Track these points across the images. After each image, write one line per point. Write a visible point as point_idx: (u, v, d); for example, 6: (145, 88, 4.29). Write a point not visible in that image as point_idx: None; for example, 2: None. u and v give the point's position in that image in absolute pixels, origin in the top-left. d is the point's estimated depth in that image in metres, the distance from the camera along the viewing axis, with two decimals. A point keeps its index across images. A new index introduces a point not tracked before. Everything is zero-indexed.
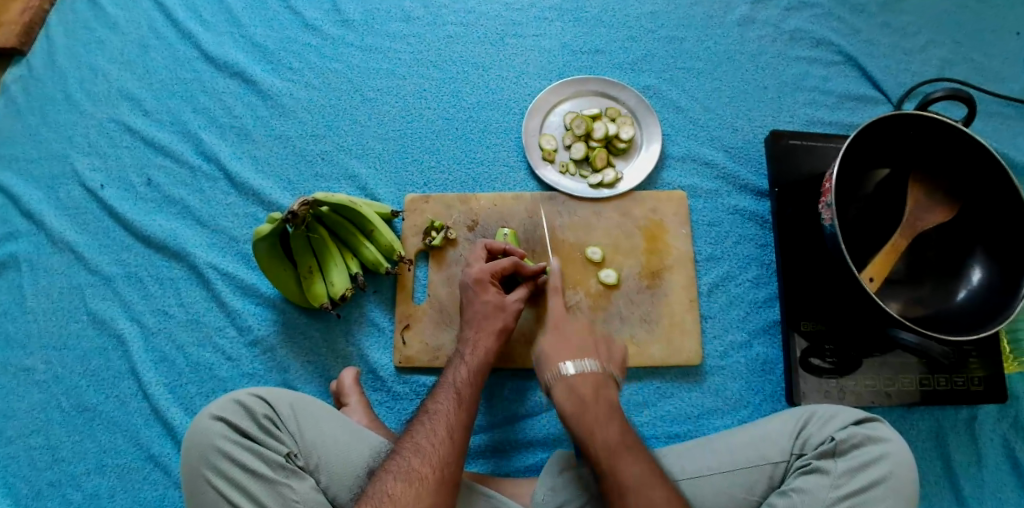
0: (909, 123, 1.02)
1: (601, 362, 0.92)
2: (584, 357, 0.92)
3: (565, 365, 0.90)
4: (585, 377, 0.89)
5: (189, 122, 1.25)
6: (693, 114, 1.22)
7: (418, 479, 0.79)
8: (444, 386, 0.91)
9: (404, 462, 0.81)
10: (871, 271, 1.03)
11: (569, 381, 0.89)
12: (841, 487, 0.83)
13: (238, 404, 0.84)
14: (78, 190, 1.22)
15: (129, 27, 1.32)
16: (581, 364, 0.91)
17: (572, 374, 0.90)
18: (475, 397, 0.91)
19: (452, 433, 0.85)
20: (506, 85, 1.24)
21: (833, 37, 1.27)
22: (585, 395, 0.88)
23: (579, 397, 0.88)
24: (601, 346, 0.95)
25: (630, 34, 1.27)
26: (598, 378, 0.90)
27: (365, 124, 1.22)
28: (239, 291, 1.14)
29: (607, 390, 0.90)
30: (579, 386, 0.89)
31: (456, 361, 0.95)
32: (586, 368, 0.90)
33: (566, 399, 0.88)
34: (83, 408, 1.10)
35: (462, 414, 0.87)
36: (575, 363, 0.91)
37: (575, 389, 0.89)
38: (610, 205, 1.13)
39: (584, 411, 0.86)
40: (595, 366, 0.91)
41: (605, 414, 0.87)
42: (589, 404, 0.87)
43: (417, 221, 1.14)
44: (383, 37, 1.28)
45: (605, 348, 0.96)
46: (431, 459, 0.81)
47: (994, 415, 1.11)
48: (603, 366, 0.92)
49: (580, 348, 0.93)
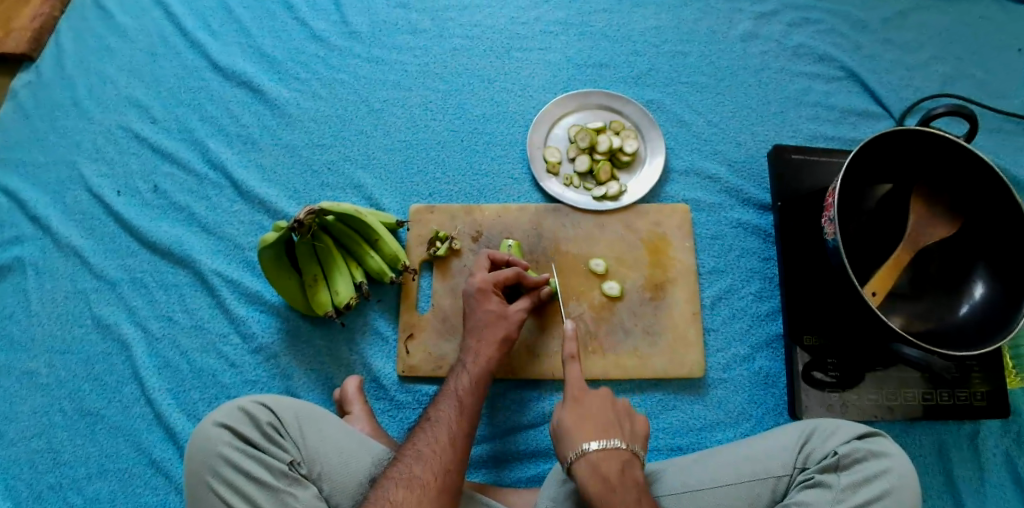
0: (910, 139, 1.03)
1: (627, 439, 0.85)
2: (609, 434, 0.84)
3: (588, 444, 0.83)
4: (610, 455, 0.82)
5: (197, 130, 1.26)
6: (696, 128, 1.23)
7: (419, 486, 0.80)
8: (446, 394, 0.92)
9: (405, 469, 0.82)
10: (874, 286, 1.03)
11: (592, 458, 0.82)
12: (843, 501, 0.83)
13: (243, 412, 0.85)
14: (85, 195, 1.24)
15: (139, 36, 1.34)
16: (606, 443, 0.83)
17: (597, 453, 0.82)
18: (476, 406, 0.91)
19: (454, 440, 0.85)
20: (512, 97, 1.25)
21: (836, 53, 1.28)
22: (610, 478, 0.81)
23: (604, 480, 0.81)
24: (625, 420, 0.87)
25: (634, 48, 1.28)
26: (624, 456, 0.83)
27: (371, 134, 1.24)
28: (244, 298, 1.15)
29: (633, 470, 0.83)
30: (605, 467, 0.82)
31: (458, 369, 0.96)
32: (610, 445, 0.83)
33: (591, 480, 0.81)
34: (86, 412, 1.11)
35: (463, 422, 0.88)
36: (599, 440, 0.83)
37: (598, 468, 0.82)
38: (614, 217, 1.14)
39: (612, 496, 0.79)
40: (620, 444, 0.83)
41: (634, 500, 0.79)
42: (616, 488, 0.80)
43: (422, 232, 1.15)
44: (391, 50, 1.29)
45: (629, 423, 0.87)
46: (432, 466, 0.82)
47: (997, 431, 1.11)
48: (629, 443, 0.84)
49: (604, 424, 0.85)
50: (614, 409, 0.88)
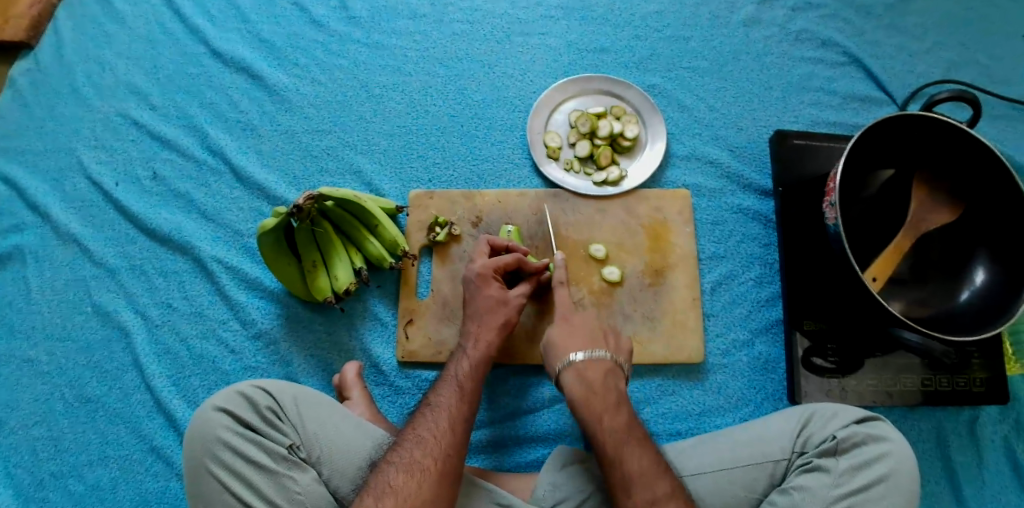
0: (913, 124, 1.02)
1: (612, 353, 0.96)
2: (593, 348, 0.96)
3: (575, 354, 0.95)
4: (593, 365, 0.93)
5: (195, 116, 1.25)
6: (698, 113, 1.22)
7: (420, 470, 0.80)
8: (446, 379, 0.92)
9: (406, 454, 0.82)
10: (875, 271, 1.03)
11: (578, 368, 0.93)
12: (842, 485, 0.84)
13: (241, 397, 0.85)
14: (84, 183, 1.23)
15: (137, 22, 1.33)
16: (593, 354, 0.94)
17: (582, 362, 0.93)
18: (477, 390, 0.91)
19: (455, 426, 0.85)
20: (512, 82, 1.24)
21: (839, 38, 1.27)
22: (593, 381, 0.91)
23: (587, 384, 0.91)
24: (610, 337, 0.99)
25: (636, 33, 1.27)
26: (607, 365, 0.94)
27: (370, 120, 1.23)
28: (243, 285, 1.14)
29: (615, 378, 0.93)
30: (589, 372, 0.92)
31: (459, 354, 0.96)
32: (594, 357, 0.94)
33: (576, 385, 0.92)
34: (87, 399, 1.11)
35: (464, 407, 0.87)
36: (585, 351, 0.94)
37: (583, 376, 0.92)
38: (614, 203, 1.14)
39: (593, 397, 0.90)
40: (605, 356, 0.95)
41: (613, 403, 0.89)
42: (598, 391, 0.90)
43: (421, 217, 1.14)
44: (390, 34, 1.28)
45: (613, 341, 0.99)
46: (432, 451, 0.82)
47: (996, 417, 1.11)
48: (613, 356, 0.96)
49: (590, 340, 0.97)
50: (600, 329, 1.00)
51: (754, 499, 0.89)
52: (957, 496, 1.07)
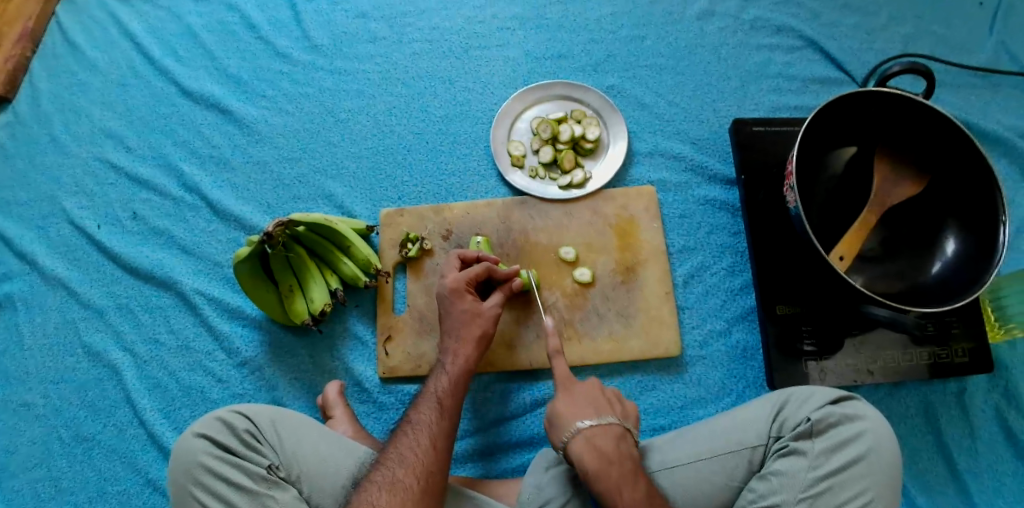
0: (868, 101, 1.03)
1: (618, 417, 0.88)
2: (599, 410, 0.88)
3: (581, 421, 0.86)
4: (603, 431, 0.85)
5: (170, 155, 1.28)
6: (658, 110, 1.24)
7: (403, 489, 0.80)
8: (426, 396, 0.93)
9: (388, 473, 0.82)
10: (841, 250, 1.04)
11: (588, 436, 0.84)
12: (819, 468, 0.84)
13: (219, 421, 0.87)
14: (68, 227, 1.26)
15: (109, 68, 1.36)
16: (600, 420, 0.86)
17: (591, 428, 0.85)
18: (457, 407, 0.92)
19: (436, 442, 0.86)
20: (473, 96, 1.27)
21: (794, 23, 1.28)
22: (607, 452, 0.83)
23: (602, 454, 0.83)
24: (615, 402, 0.91)
25: (591, 37, 1.29)
26: (617, 431, 0.86)
27: (338, 144, 1.26)
28: (226, 315, 1.16)
29: (627, 445, 0.86)
30: (601, 441, 0.84)
31: (438, 371, 0.97)
32: (603, 422, 0.86)
33: (589, 455, 0.83)
34: (82, 438, 1.13)
35: (444, 424, 0.89)
36: (592, 417, 0.86)
37: (594, 443, 0.84)
38: (581, 204, 1.15)
39: (609, 468, 0.81)
40: (611, 419, 0.87)
41: (630, 472, 0.82)
42: (613, 460, 0.82)
43: (393, 235, 1.16)
44: (352, 59, 1.31)
45: (619, 405, 0.92)
46: (414, 469, 0.82)
47: (984, 386, 1.10)
48: (620, 420, 0.88)
49: (596, 403, 0.89)
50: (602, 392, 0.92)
51: (735, 487, 0.89)
52: (951, 468, 1.06)
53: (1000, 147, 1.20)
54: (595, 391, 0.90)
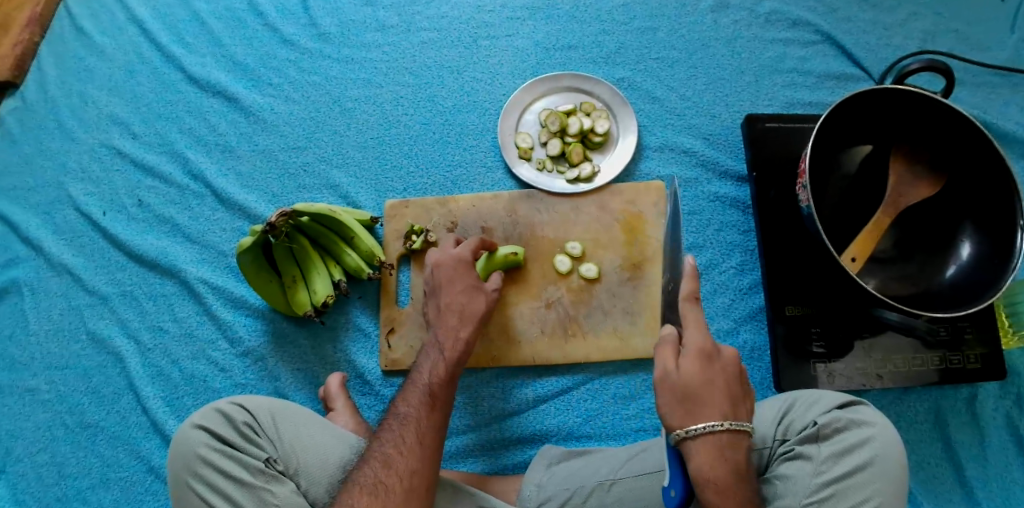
0: (885, 98, 1.00)
1: (748, 418, 0.71)
2: (734, 413, 0.69)
3: (717, 423, 0.67)
4: (738, 440, 0.68)
5: (176, 142, 1.27)
6: (669, 104, 1.22)
7: (384, 490, 0.78)
8: (416, 387, 0.90)
9: (370, 473, 0.80)
10: (854, 250, 1.01)
11: (719, 445, 0.67)
12: (824, 473, 0.82)
13: (219, 413, 0.86)
14: (74, 213, 1.25)
15: (116, 54, 1.35)
16: (738, 424, 0.68)
17: (727, 435, 0.67)
18: (448, 398, 0.89)
19: (422, 439, 0.83)
20: (482, 86, 1.25)
21: (810, 17, 1.25)
22: (733, 462, 0.67)
23: (733, 466, 0.67)
24: (745, 395, 0.73)
25: (602, 27, 1.27)
26: (749, 436, 0.69)
27: (344, 133, 1.24)
28: (229, 304, 1.16)
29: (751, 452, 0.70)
30: (734, 451, 0.68)
31: (431, 358, 0.93)
32: (742, 428, 0.69)
33: (720, 468, 0.66)
34: (85, 424, 1.13)
35: (432, 419, 0.86)
36: (730, 420, 0.68)
37: (722, 456, 0.67)
38: (588, 199, 1.13)
39: (740, 486, 0.67)
40: (748, 426, 0.70)
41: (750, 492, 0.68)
42: (743, 476, 0.68)
43: (398, 227, 1.15)
44: (359, 47, 1.29)
45: (745, 393, 0.73)
46: (398, 469, 0.80)
47: (996, 393, 1.08)
48: (750, 422, 0.70)
49: (732, 400, 0.70)
50: (737, 381, 0.73)
51: None
52: (959, 476, 1.05)
53: (1020, 148, 1.17)
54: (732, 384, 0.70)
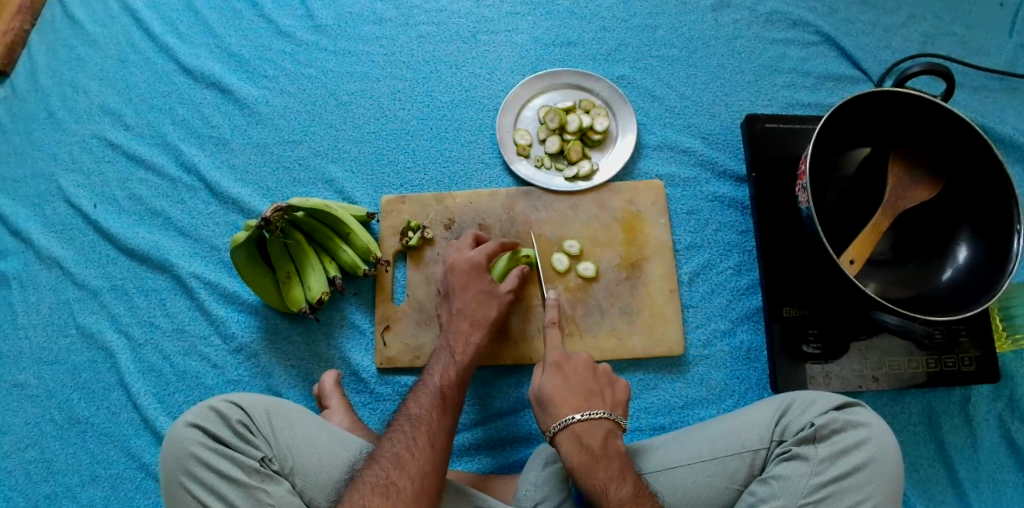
0: (886, 100, 1.00)
1: (608, 409, 0.89)
2: (589, 405, 0.88)
3: (572, 415, 0.86)
4: (593, 427, 0.85)
5: (169, 134, 1.25)
6: (668, 102, 1.21)
7: (396, 491, 0.77)
8: (426, 389, 0.90)
9: (381, 473, 0.79)
10: (852, 253, 1.01)
11: (576, 433, 0.85)
12: (821, 474, 0.82)
13: (213, 411, 0.85)
14: (64, 205, 1.23)
15: (108, 43, 1.33)
16: (590, 413, 0.86)
17: (580, 425, 0.85)
18: (458, 402, 0.90)
19: (435, 441, 0.83)
20: (480, 82, 1.24)
21: (810, 17, 1.25)
22: (594, 446, 0.84)
23: (586, 449, 0.84)
24: (606, 389, 0.91)
25: (602, 24, 1.26)
26: (607, 426, 0.86)
27: (340, 127, 1.23)
28: (222, 299, 1.14)
29: (615, 440, 0.86)
30: (588, 439, 0.84)
31: (440, 362, 0.94)
32: (593, 417, 0.86)
33: (576, 452, 0.84)
34: (74, 420, 1.11)
35: (445, 421, 0.86)
36: (583, 411, 0.86)
37: (582, 440, 0.84)
38: (587, 198, 1.13)
39: (595, 466, 0.82)
40: (601, 413, 0.87)
41: (617, 471, 0.82)
42: (599, 459, 0.83)
43: (394, 223, 1.14)
44: (356, 41, 1.28)
45: (610, 391, 0.92)
46: (410, 470, 0.80)
47: (989, 396, 1.09)
48: (610, 412, 0.88)
49: (587, 394, 0.89)
50: (595, 379, 0.91)
51: (734, 490, 0.87)
52: (952, 479, 1.05)
53: (1017, 152, 1.17)
54: (586, 378, 0.90)
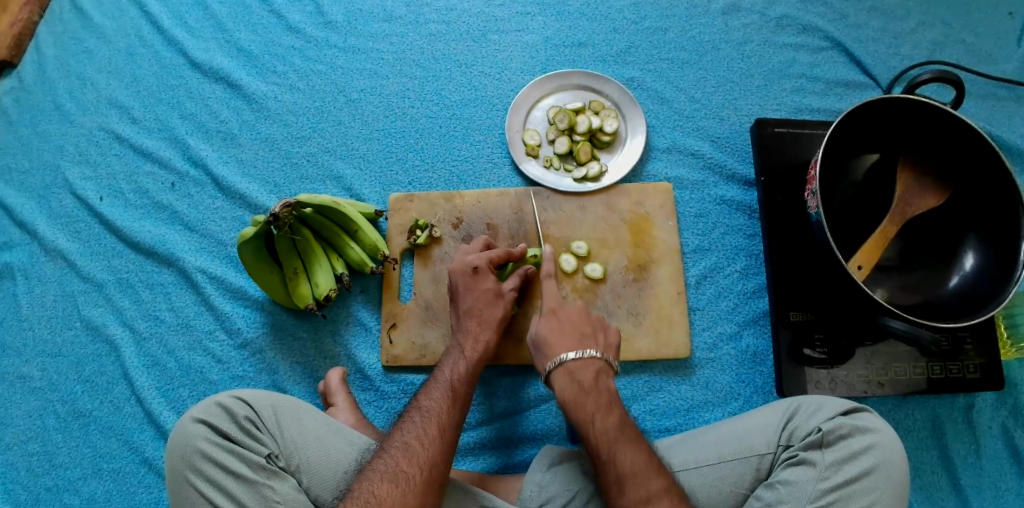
0: (896, 107, 1.00)
1: (601, 350, 0.93)
2: (583, 345, 0.93)
3: (566, 354, 0.91)
4: (585, 366, 0.90)
5: (177, 128, 1.25)
6: (677, 105, 1.21)
7: (405, 480, 0.78)
8: (438, 382, 0.90)
9: (390, 462, 0.80)
10: (860, 258, 1.02)
11: (568, 369, 0.90)
12: (828, 479, 0.82)
13: (219, 407, 0.85)
14: (70, 198, 1.23)
15: (117, 36, 1.32)
16: (583, 353, 0.91)
17: (574, 362, 0.90)
18: (469, 395, 0.90)
19: (444, 431, 0.83)
20: (489, 81, 1.24)
21: (820, 23, 1.25)
22: (585, 383, 0.89)
23: (578, 383, 0.89)
24: (599, 333, 0.96)
25: (612, 26, 1.26)
26: (598, 365, 0.91)
27: (349, 124, 1.22)
28: (228, 294, 1.14)
29: (606, 378, 0.91)
30: (580, 374, 0.90)
31: (452, 356, 0.94)
32: (586, 356, 0.91)
33: (567, 387, 0.89)
34: (78, 413, 1.11)
35: (455, 413, 0.86)
36: (576, 350, 0.92)
37: (574, 376, 0.90)
38: (595, 199, 1.13)
39: (584, 399, 0.87)
40: (595, 353, 0.92)
41: (605, 402, 0.87)
42: (589, 392, 0.88)
43: (402, 221, 1.14)
44: (366, 38, 1.27)
45: (603, 336, 0.96)
46: (420, 459, 0.80)
47: (992, 404, 1.09)
48: (603, 353, 0.93)
49: (580, 336, 0.94)
50: (589, 323, 0.97)
51: (741, 494, 0.87)
52: (955, 485, 1.05)
53: None
54: (580, 320, 0.96)
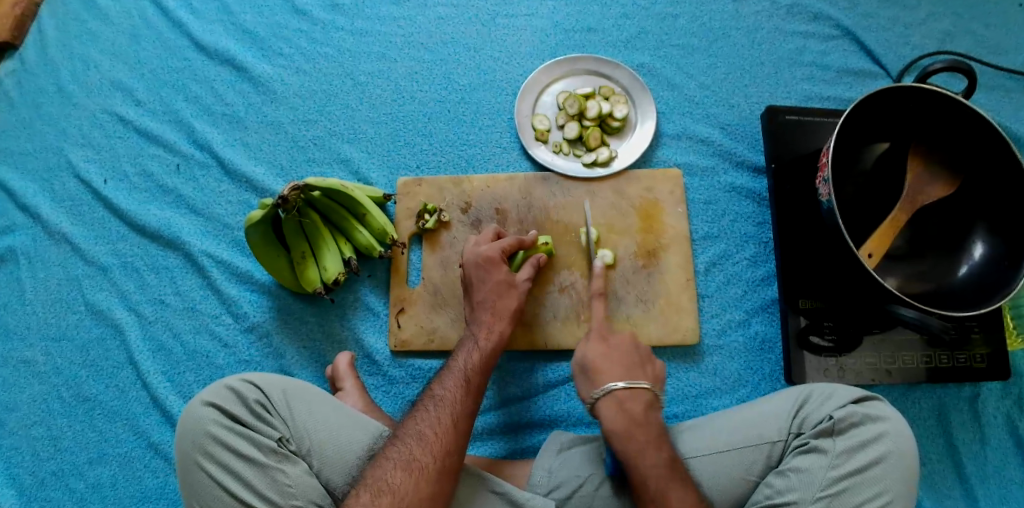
0: (908, 97, 0.99)
1: (650, 382, 0.88)
2: (633, 377, 0.87)
3: (616, 383, 0.86)
4: (636, 396, 0.85)
5: (182, 111, 1.24)
6: (688, 91, 1.20)
7: (418, 469, 0.78)
8: (453, 371, 0.89)
9: (404, 450, 0.80)
10: (870, 246, 1.01)
11: (620, 398, 0.85)
12: (839, 467, 0.82)
13: (230, 391, 0.84)
14: (73, 181, 1.21)
15: (120, 18, 1.31)
16: (633, 383, 0.86)
17: (624, 392, 0.85)
18: (484, 386, 0.89)
19: (459, 421, 0.83)
20: (499, 66, 1.23)
21: (831, 11, 1.25)
22: (635, 423, 0.83)
23: (630, 418, 0.84)
24: (647, 363, 0.91)
25: (623, 11, 1.25)
26: (649, 398, 0.86)
27: (357, 108, 1.21)
28: (234, 278, 1.13)
29: (655, 411, 0.86)
30: (631, 404, 0.85)
31: (467, 346, 0.94)
32: (637, 386, 0.86)
33: (617, 417, 0.84)
34: (83, 398, 1.10)
35: (469, 403, 0.85)
36: (628, 380, 0.87)
37: (624, 404, 0.85)
38: (604, 185, 1.12)
39: (637, 434, 0.82)
40: (645, 384, 0.87)
41: (656, 439, 0.83)
42: (640, 427, 0.83)
43: (411, 205, 1.13)
44: (374, 21, 1.26)
45: (651, 366, 0.91)
46: (433, 449, 0.80)
47: (997, 393, 1.09)
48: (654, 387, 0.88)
49: (628, 367, 0.89)
50: (639, 353, 0.91)
51: (751, 482, 0.88)
52: (959, 472, 1.06)
53: None
54: (629, 348, 0.91)
